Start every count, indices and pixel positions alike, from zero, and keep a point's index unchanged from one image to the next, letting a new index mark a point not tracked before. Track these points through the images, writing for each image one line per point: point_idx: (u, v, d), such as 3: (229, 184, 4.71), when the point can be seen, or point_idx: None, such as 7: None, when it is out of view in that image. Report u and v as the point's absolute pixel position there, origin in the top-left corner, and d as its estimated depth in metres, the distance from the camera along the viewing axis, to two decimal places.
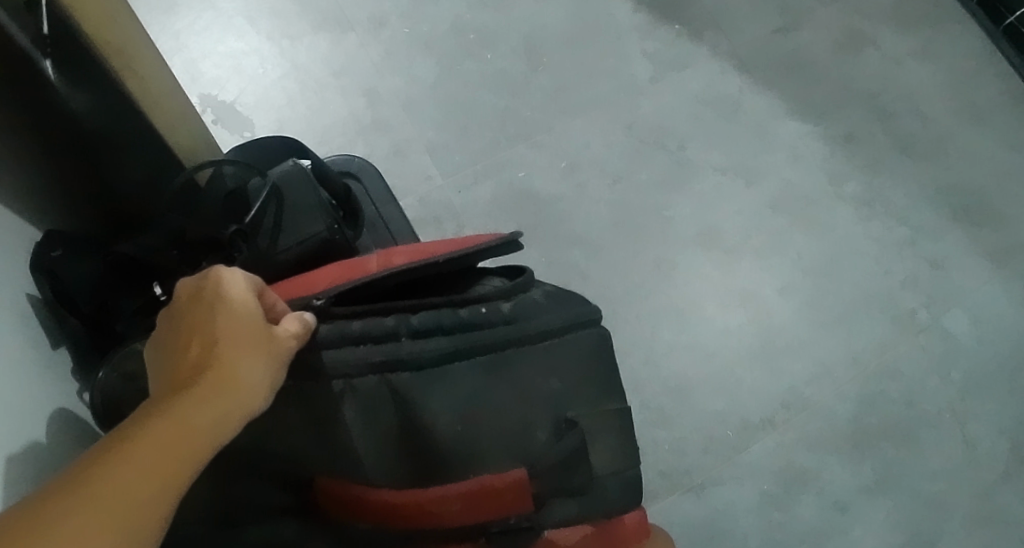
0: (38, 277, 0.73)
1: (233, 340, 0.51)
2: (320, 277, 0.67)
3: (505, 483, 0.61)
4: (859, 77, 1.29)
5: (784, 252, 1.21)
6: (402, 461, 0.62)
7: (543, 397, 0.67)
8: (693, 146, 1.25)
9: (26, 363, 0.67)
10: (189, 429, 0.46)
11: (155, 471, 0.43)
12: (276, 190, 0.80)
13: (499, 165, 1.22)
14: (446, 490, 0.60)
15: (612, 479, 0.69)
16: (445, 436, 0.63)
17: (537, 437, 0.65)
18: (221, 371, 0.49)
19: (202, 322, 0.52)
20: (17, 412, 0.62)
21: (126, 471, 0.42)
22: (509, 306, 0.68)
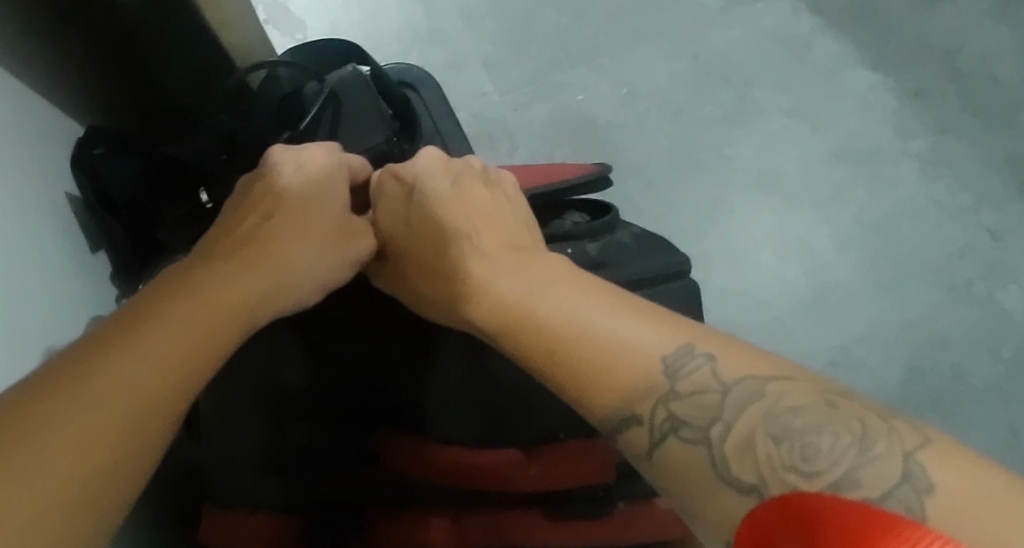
0: (79, 175, 0.69)
1: (290, 225, 0.61)
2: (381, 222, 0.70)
3: (584, 453, 0.60)
4: (938, 28, 1.18)
5: (844, 204, 1.12)
6: (467, 417, 0.61)
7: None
8: (760, 84, 1.16)
9: (64, 268, 0.65)
10: (228, 307, 0.52)
11: (196, 340, 0.49)
12: (334, 96, 0.75)
13: (558, 86, 1.15)
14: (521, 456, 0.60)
15: None
16: (511, 391, 0.60)
17: None
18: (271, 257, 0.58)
19: (266, 207, 0.62)
20: (49, 315, 0.60)
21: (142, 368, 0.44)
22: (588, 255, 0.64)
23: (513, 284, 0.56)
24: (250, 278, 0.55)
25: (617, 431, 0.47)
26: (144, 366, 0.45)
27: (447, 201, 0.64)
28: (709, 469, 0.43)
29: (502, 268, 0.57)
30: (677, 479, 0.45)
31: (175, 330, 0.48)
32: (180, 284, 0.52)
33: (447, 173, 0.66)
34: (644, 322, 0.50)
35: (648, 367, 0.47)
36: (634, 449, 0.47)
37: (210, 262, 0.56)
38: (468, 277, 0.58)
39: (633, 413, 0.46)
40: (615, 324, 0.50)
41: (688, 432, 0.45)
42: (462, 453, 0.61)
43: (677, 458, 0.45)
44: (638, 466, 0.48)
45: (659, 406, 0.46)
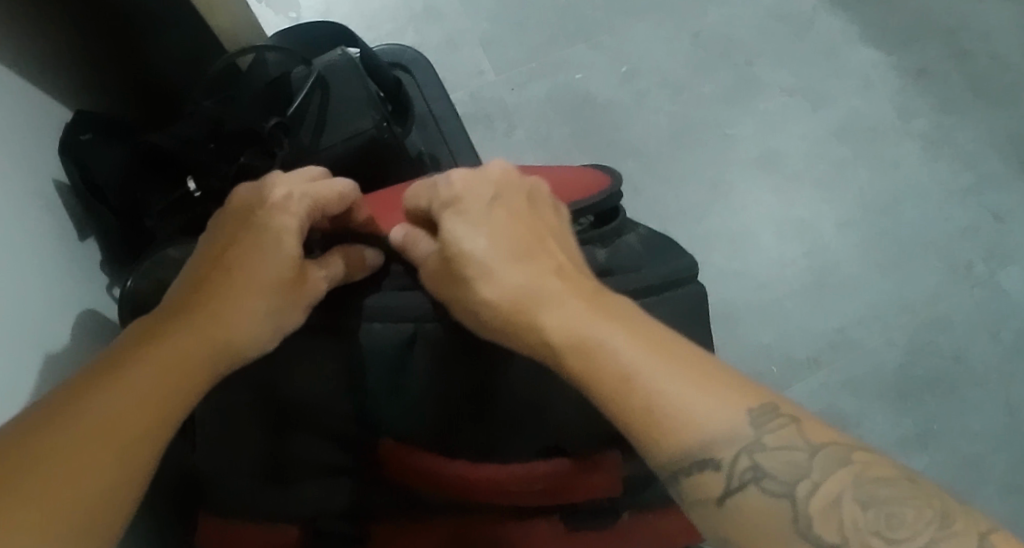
0: (66, 160, 0.67)
1: (255, 263, 0.53)
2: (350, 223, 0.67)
3: (591, 467, 0.59)
4: (941, 5, 1.16)
5: (847, 184, 1.10)
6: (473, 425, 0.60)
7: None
8: (761, 62, 1.14)
9: (50, 255, 0.62)
10: (169, 375, 0.45)
11: (126, 425, 0.42)
12: (323, 81, 0.72)
13: (557, 65, 1.13)
14: (530, 470, 0.58)
15: None
16: (519, 400, 0.59)
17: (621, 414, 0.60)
18: (221, 305, 0.50)
19: (237, 234, 0.55)
20: (37, 302, 0.58)
21: (81, 453, 0.40)
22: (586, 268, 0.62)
23: (572, 313, 0.50)
24: (194, 334, 0.48)
25: (683, 475, 0.44)
26: (72, 457, 0.39)
27: (507, 217, 0.56)
28: (789, 523, 0.42)
29: (575, 294, 0.51)
30: (749, 530, 0.43)
31: (102, 417, 0.41)
32: (118, 353, 0.46)
33: (512, 195, 0.58)
34: (730, 386, 0.45)
35: (731, 426, 0.44)
36: (700, 496, 0.44)
37: (159, 320, 0.49)
38: (534, 291, 0.52)
39: (713, 458, 0.44)
40: (700, 395, 0.44)
41: (771, 484, 0.43)
42: (474, 470, 0.58)
43: (755, 511, 0.43)
44: (691, 510, 0.45)
45: (742, 455, 0.43)
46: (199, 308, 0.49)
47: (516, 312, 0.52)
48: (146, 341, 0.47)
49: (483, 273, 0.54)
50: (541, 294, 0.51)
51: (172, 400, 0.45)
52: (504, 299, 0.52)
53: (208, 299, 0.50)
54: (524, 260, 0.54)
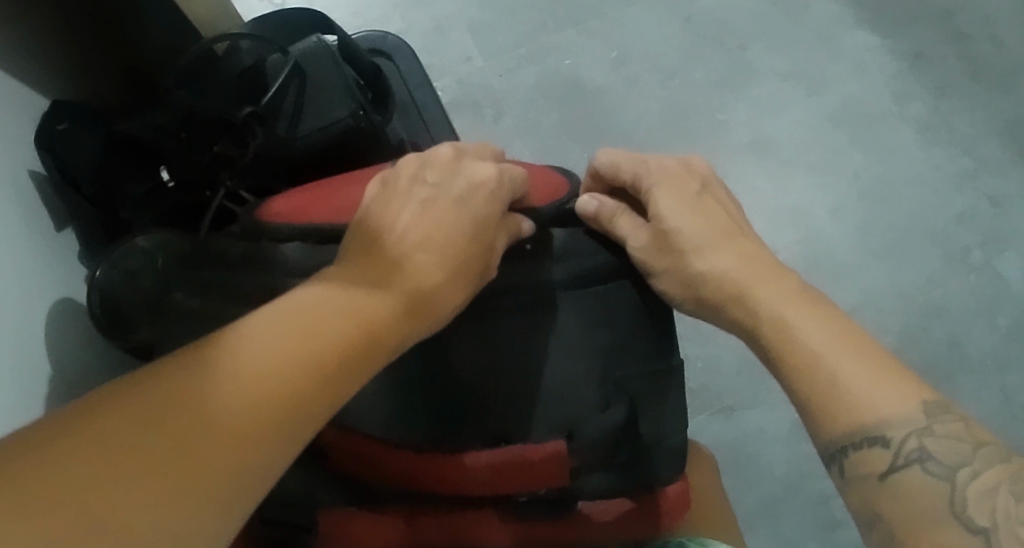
0: (42, 151, 0.66)
1: (405, 231, 0.48)
2: (318, 204, 0.55)
3: (540, 458, 0.53)
4: None
5: (840, 170, 1.09)
6: (429, 410, 0.54)
7: (572, 341, 0.55)
8: (754, 46, 1.13)
9: (25, 242, 0.61)
10: (299, 362, 0.40)
11: (287, 384, 0.39)
12: (299, 69, 0.72)
13: (546, 51, 1.12)
14: (476, 459, 0.53)
15: (656, 449, 0.57)
16: (471, 383, 0.54)
17: (582, 397, 0.55)
18: (390, 269, 0.46)
19: (442, 215, 0.50)
20: (12, 290, 0.57)
21: (240, 416, 0.37)
22: (597, 256, 0.54)
23: (782, 293, 0.52)
24: (342, 316, 0.43)
25: (851, 449, 0.45)
26: (226, 417, 0.37)
27: (701, 205, 0.56)
28: (945, 505, 0.42)
29: (789, 299, 0.51)
30: (901, 507, 0.43)
31: (199, 418, 0.37)
32: (243, 325, 0.41)
33: (692, 180, 0.58)
34: (896, 379, 0.46)
35: (905, 411, 0.45)
36: (864, 470, 0.45)
37: (307, 291, 0.43)
38: (745, 282, 0.53)
39: (883, 435, 0.45)
40: (872, 385, 0.46)
41: (935, 466, 0.43)
42: (414, 459, 0.54)
43: (917, 489, 0.43)
44: (849, 488, 0.46)
45: (912, 437, 0.44)
46: (366, 269, 0.46)
47: (721, 291, 0.54)
48: (278, 317, 0.41)
49: (691, 251, 0.54)
50: (745, 287, 0.53)
51: (297, 393, 0.39)
52: (715, 278, 0.54)
53: (374, 261, 0.46)
54: (730, 249, 0.55)
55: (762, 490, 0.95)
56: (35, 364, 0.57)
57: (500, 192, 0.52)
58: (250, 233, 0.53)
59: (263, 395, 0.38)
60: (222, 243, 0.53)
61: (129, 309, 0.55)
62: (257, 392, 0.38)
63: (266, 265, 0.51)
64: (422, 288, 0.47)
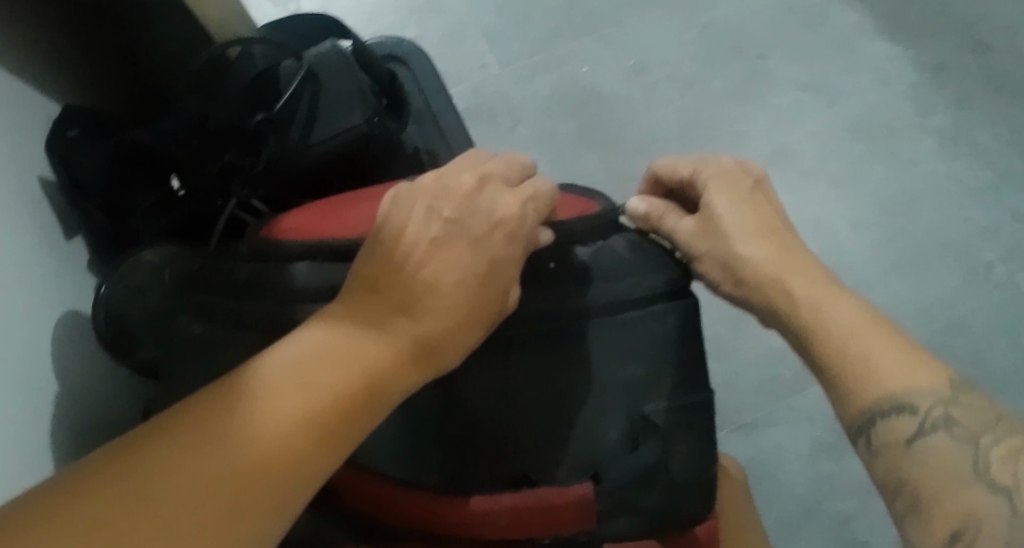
0: (52, 158, 0.64)
1: (420, 257, 0.44)
2: (333, 217, 0.54)
3: (567, 501, 0.48)
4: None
5: (861, 183, 1.06)
6: (440, 447, 0.50)
7: (597, 372, 0.51)
8: (774, 56, 1.11)
9: (36, 251, 0.59)
10: (300, 421, 0.37)
11: (291, 442, 0.37)
12: (313, 74, 0.70)
13: (562, 58, 1.10)
14: (494, 503, 0.48)
15: (690, 492, 0.50)
16: (482, 418, 0.50)
17: (604, 434, 0.50)
18: (401, 304, 0.43)
19: (455, 257, 0.45)
20: (23, 300, 0.56)
21: (241, 481, 0.35)
22: (625, 277, 0.51)
23: (811, 283, 0.51)
24: (352, 359, 0.40)
25: (879, 417, 0.44)
26: (226, 483, 0.35)
27: (750, 199, 0.55)
28: (969, 469, 0.41)
29: (822, 289, 0.50)
30: (926, 472, 0.42)
31: (208, 473, 0.35)
32: (251, 372, 0.39)
33: (746, 176, 0.57)
34: (924, 359, 0.45)
35: (929, 383, 0.44)
36: (890, 438, 0.43)
37: (317, 331, 0.41)
38: (775, 272, 0.52)
39: (909, 403, 0.43)
40: (899, 363, 0.45)
41: (960, 431, 0.42)
42: (428, 504, 0.48)
43: (942, 454, 0.42)
44: (876, 462, 0.44)
45: (936, 405, 0.43)
46: (375, 307, 0.43)
47: (751, 278, 0.53)
48: (288, 363, 0.39)
49: (732, 238, 0.54)
50: (773, 276, 0.52)
51: (308, 445, 0.37)
52: (749, 266, 0.53)
53: (383, 296, 0.43)
54: (766, 239, 0.54)
55: (781, 510, 0.93)
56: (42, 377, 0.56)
57: (520, 231, 0.47)
58: (258, 252, 0.51)
59: (264, 458, 0.36)
60: (228, 265, 0.51)
61: (138, 330, 0.52)
62: (258, 454, 0.36)
63: (279, 288, 0.49)
64: (435, 328, 0.43)
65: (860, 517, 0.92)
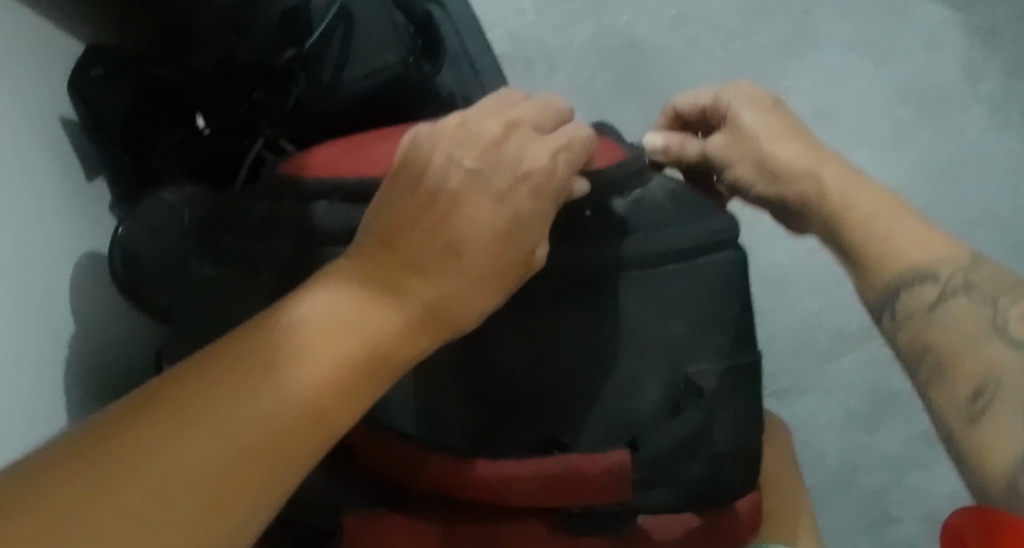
0: (74, 97, 0.62)
1: (446, 208, 0.39)
2: (359, 149, 0.50)
3: (598, 469, 0.43)
4: None
5: (907, 146, 1.02)
6: (469, 408, 0.47)
7: (640, 332, 0.48)
8: (821, 12, 1.04)
9: (57, 192, 0.58)
10: (291, 402, 0.33)
11: (280, 426, 0.32)
12: (346, 12, 0.65)
13: (602, 5, 1.05)
14: (519, 467, 0.43)
15: (730, 460, 0.48)
16: (514, 376, 0.47)
17: (644, 395, 0.47)
18: (414, 267, 0.38)
19: (479, 210, 0.39)
20: (42, 241, 0.54)
21: (219, 467, 0.31)
22: (666, 228, 0.48)
23: (839, 175, 0.51)
24: (356, 336, 0.35)
25: (904, 288, 0.45)
26: (202, 469, 0.31)
27: (773, 112, 0.57)
28: (987, 322, 0.42)
29: (851, 180, 0.51)
30: (948, 333, 0.43)
31: (192, 465, 0.31)
32: (244, 346, 0.34)
33: (766, 97, 0.58)
34: (945, 239, 0.47)
35: (948, 254, 0.45)
36: (914, 307, 0.45)
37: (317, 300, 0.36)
38: (807, 164, 0.52)
39: (931, 272, 0.45)
40: (920, 242, 0.46)
41: (980, 292, 0.44)
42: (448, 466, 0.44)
43: (962, 313, 0.43)
44: (900, 330, 0.46)
45: (959, 272, 0.45)
46: (383, 269, 0.37)
47: (785, 172, 0.53)
48: (285, 339, 0.34)
49: (762, 140, 0.55)
50: (806, 168, 0.52)
51: (303, 432, 0.33)
52: (782, 164, 0.53)
53: (394, 256, 0.38)
54: (794, 140, 0.55)
55: (812, 479, 0.90)
56: (60, 321, 0.54)
57: (549, 187, 0.41)
58: (279, 190, 0.48)
59: (246, 443, 0.31)
60: (245, 204, 0.49)
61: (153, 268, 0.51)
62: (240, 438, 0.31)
63: (305, 231, 0.47)
64: (449, 297, 0.38)
65: (892, 490, 0.90)
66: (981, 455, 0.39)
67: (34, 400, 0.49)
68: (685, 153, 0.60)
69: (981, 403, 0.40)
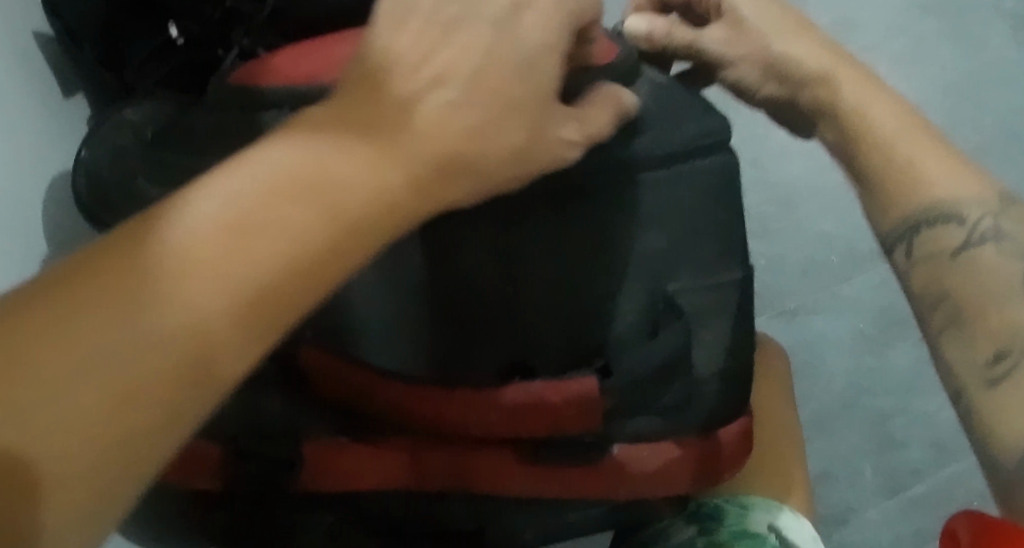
0: (48, 10, 0.59)
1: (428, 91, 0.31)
2: (322, 52, 0.47)
3: (563, 399, 0.40)
4: None
5: (928, 60, 0.92)
6: (435, 331, 0.43)
7: (621, 248, 0.44)
8: None
9: (28, 109, 0.55)
10: (213, 290, 0.26)
11: (195, 321, 0.25)
12: None
13: None
14: (477, 395, 0.41)
15: (714, 385, 0.45)
16: (484, 293, 0.43)
17: (622, 315, 0.44)
18: (383, 139, 0.30)
19: (447, 107, 0.31)
20: (12, 159, 0.51)
21: (105, 371, 0.24)
22: (660, 138, 0.45)
23: (853, 79, 0.45)
24: (261, 240, 0.27)
25: (923, 227, 0.39)
26: (87, 372, 0.24)
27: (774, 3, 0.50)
28: (1018, 278, 0.36)
29: (866, 89, 0.44)
30: (970, 282, 0.37)
31: (109, 359, 0.24)
32: (106, 263, 0.25)
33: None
34: (973, 171, 0.41)
35: (977, 195, 0.39)
36: (934, 250, 0.39)
37: (208, 195, 0.27)
38: (823, 67, 0.46)
39: (958, 213, 0.39)
40: (941, 166, 0.40)
41: (1009, 246, 0.37)
42: (407, 396, 0.41)
43: (987, 265, 0.37)
44: (918, 271, 0.40)
45: (986, 216, 0.39)
46: (345, 136, 0.30)
47: (798, 75, 0.47)
48: (205, 240, 0.26)
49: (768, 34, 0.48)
50: (824, 74, 0.45)
51: (186, 368, 0.25)
52: (789, 60, 0.47)
53: (359, 122, 0.30)
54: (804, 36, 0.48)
55: (816, 402, 0.87)
56: (20, 239, 0.51)
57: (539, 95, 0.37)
58: (239, 99, 0.45)
59: (148, 340, 0.25)
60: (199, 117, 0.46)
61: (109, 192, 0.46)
62: (137, 334, 0.25)
63: (259, 136, 0.43)
64: (431, 170, 0.31)
65: (898, 415, 0.87)
66: (995, 425, 0.34)
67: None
68: (669, 44, 0.52)
69: (1000, 369, 0.34)
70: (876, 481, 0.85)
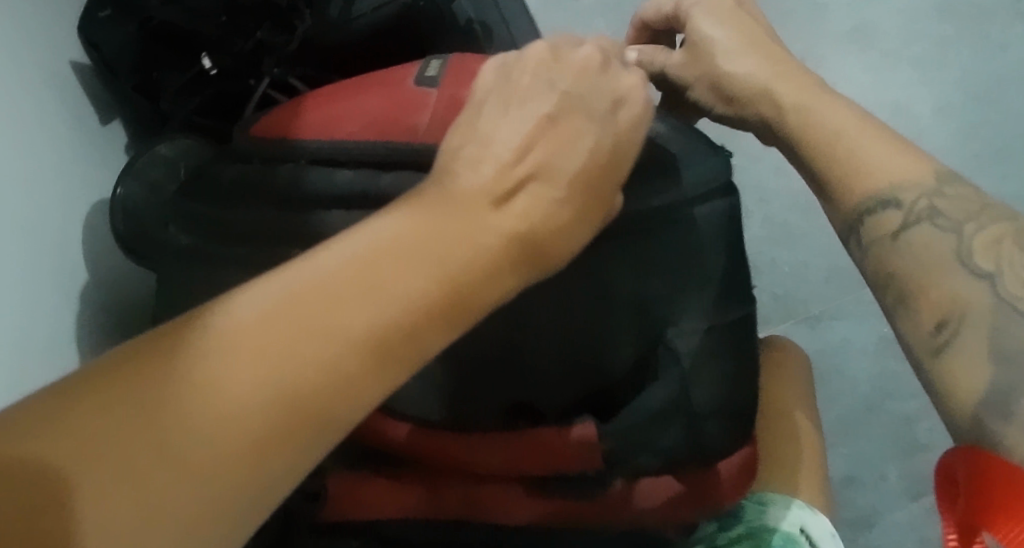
0: (84, 40, 0.61)
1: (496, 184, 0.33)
2: (342, 102, 0.49)
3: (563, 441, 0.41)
4: None
5: (945, 68, 0.85)
6: (445, 381, 0.45)
7: (624, 300, 0.44)
8: None
9: (65, 145, 0.57)
10: (318, 350, 0.27)
11: (302, 379, 0.27)
12: None
13: None
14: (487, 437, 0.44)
15: (717, 422, 0.44)
16: (489, 344, 0.45)
17: (619, 358, 0.44)
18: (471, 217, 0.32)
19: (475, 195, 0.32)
20: (48, 193, 0.54)
21: (220, 421, 0.26)
22: (662, 179, 0.44)
23: (818, 96, 0.46)
24: (365, 303, 0.28)
25: (868, 214, 0.41)
26: (204, 419, 0.26)
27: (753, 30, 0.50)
28: (951, 253, 0.38)
29: (854, 117, 0.44)
30: (912, 262, 0.39)
31: (218, 412, 0.26)
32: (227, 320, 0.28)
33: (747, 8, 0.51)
34: (913, 152, 0.43)
35: (913, 174, 0.41)
36: (878, 234, 0.41)
37: (247, 297, 0.28)
38: (788, 94, 0.46)
39: (895, 197, 0.41)
40: (885, 153, 0.42)
41: (944, 220, 0.39)
42: (422, 439, 0.45)
43: (924, 245, 0.39)
44: (869, 257, 0.42)
45: (922, 197, 0.40)
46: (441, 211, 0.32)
47: (739, 92, 0.49)
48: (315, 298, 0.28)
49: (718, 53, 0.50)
50: (783, 98, 0.46)
51: (287, 426, 0.27)
52: (738, 78, 0.49)
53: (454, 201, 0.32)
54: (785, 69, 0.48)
55: (839, 407, 0.87)
56: (65, 268, 0.54)
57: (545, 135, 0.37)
58: (266, 158, 0.49)
59: (260, 393, 0.26)
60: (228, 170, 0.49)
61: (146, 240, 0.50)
62: (248, 386, 0.26)
63: (285, 193, 0.47)
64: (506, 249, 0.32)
65: (922, 418, 0.86)
66: (947, 390, 0.36)
67: (16, 340, 0.47)
68: (651, 72, 0.55)
69: (944, 337, 0.37)
70: (899, 483, 0.86)
